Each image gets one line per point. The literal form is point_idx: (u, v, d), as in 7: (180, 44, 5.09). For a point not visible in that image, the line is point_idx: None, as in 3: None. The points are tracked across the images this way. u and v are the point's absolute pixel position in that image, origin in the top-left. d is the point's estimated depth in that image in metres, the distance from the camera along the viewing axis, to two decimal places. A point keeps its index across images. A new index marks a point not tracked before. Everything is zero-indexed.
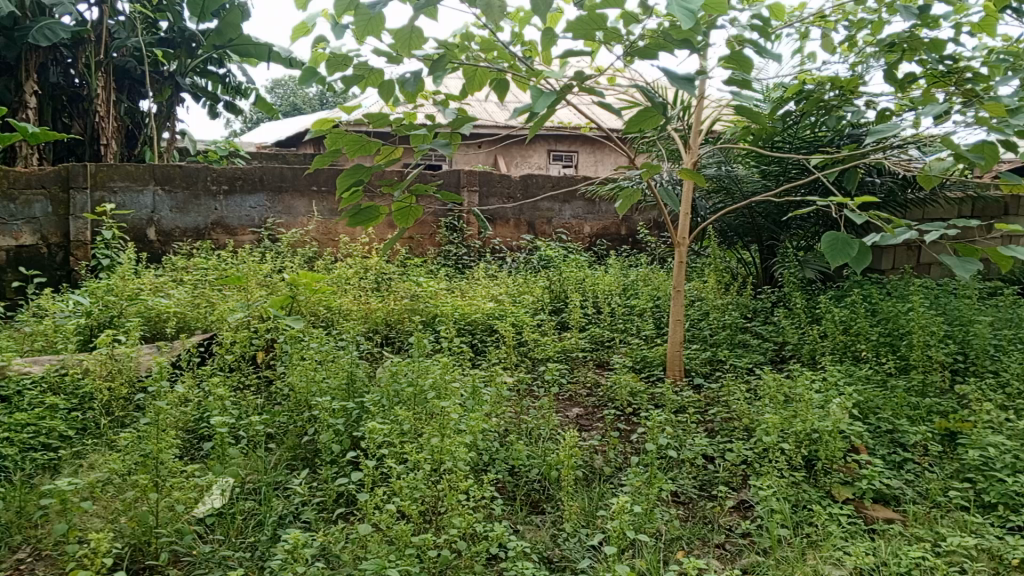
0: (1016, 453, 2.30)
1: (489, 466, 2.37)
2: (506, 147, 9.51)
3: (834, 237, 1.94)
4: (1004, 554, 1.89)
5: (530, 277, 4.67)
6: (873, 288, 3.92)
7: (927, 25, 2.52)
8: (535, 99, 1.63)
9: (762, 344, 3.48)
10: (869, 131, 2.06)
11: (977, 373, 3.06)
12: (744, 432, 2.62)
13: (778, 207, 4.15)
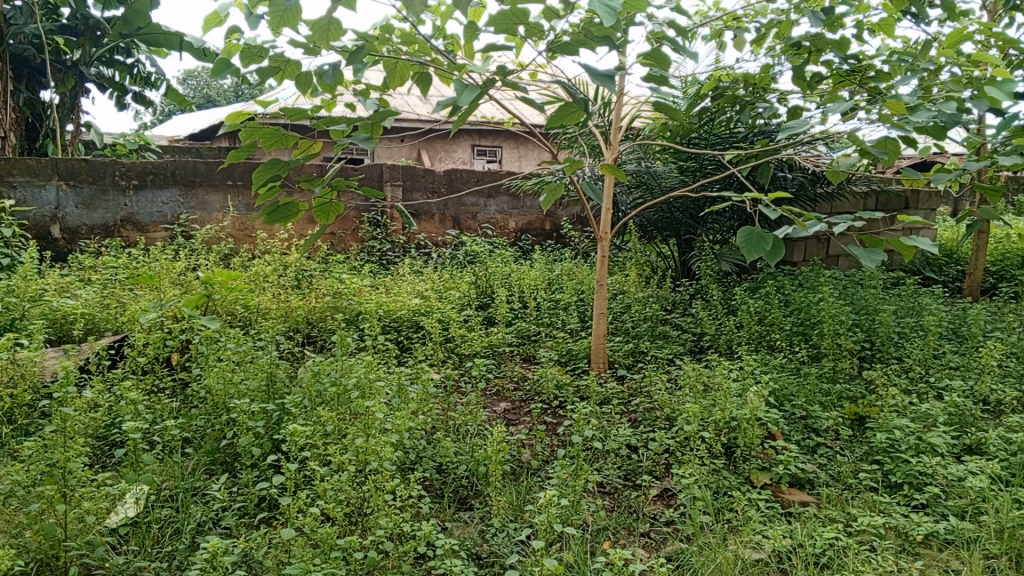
0: (919, 435, 2.42)
1: (416, 464, 2.35)
2: (429, 142, 9.43)
3: (749, 231, 2.00)
4: (909, 531, 1.99)
5: (455, 272, 4.64)
6: (786, 280, 4.07)
7: (832, 26, 2.62)
8: (459, 93, 1.62)
9: (682, 336, 3.56)
10: (781, 128, 2.14)
11: (883, 360, 3.22)
12: (666, 422, 2.68)
13: (696, 202, 4.26)
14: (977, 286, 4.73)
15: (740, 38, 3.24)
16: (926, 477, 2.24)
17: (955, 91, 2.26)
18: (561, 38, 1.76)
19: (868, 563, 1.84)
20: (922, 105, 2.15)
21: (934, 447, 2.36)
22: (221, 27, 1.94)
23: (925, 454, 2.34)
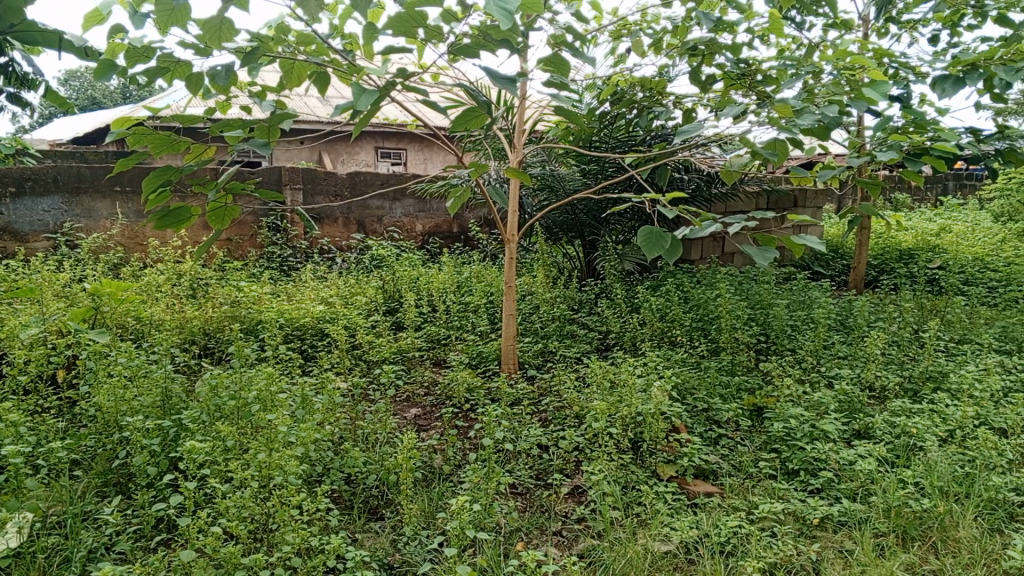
0: (812, 423, 2.54)
1: (324, 476, 2.28)
2: (331, 144, 9.24)
3: (649, 231, 2.04)
4: (806, 515, 2.09)
5: (361, 277, 4.56)
6: (686, 277, 4.20)
7: (723, 32, 2.73)
8: (358, 96, 1.58)
9: (588, 334, 3.62)
10: (677, 131, 2.20)
11: (778, 352, 3.37)
12: (575, 419, 2.71)
13: (598, 203, 4.33)
14: (861, 279, 5.03)
15: (636, 42, 3.32)
16: (820, 462, 2.36)
17: (837, 94, 2.38)
18: (462, 40, 1.75)
19: (769, 548, 1.91)
20: (807, 107, 2.26)
21: (827, 433, 2.48)
22: (103, 26, 1.83)
23: (819, 440, 2.46)
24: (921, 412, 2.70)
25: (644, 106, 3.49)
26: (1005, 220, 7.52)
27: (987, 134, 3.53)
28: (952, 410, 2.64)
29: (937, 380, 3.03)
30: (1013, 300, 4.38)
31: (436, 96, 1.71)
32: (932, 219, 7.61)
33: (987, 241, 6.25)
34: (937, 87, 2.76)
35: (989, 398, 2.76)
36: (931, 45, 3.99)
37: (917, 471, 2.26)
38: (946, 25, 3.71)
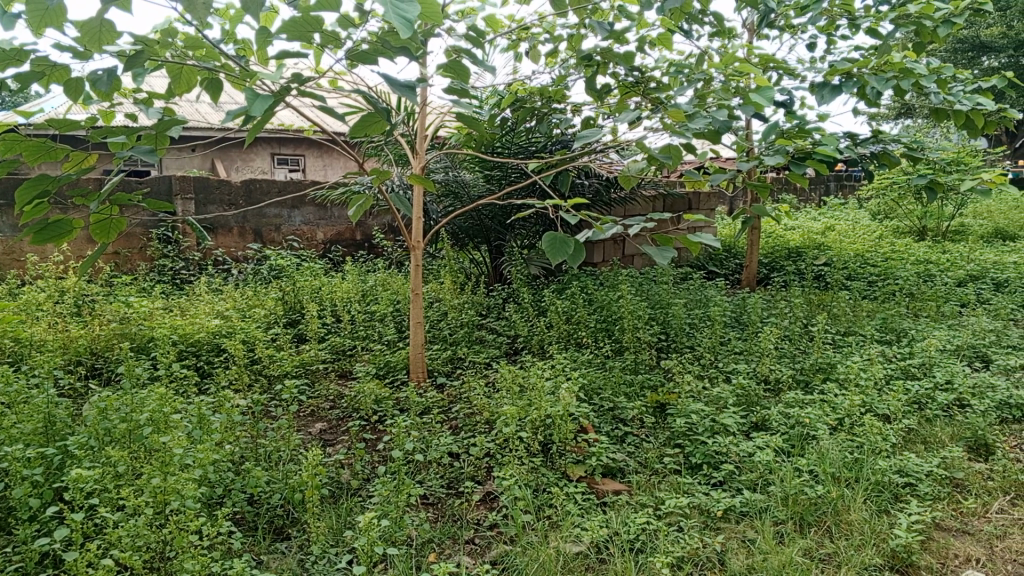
0: (712, 417, 2.64)
1: (225, 498, 2.18)
2: (224, 151, 8.91)
3: (553, 237, 2.04)
4: (710, 508, 2.15)
5: (260, 288, 4.41)
6: (590, 280, 4.27)
7: (618, 41, 2.79)
8: (251, 102, 1.52)
9: (497, 339, 3.62)
10: (576, 137, 2.24)
11: (678, 349, 3.47)
12: (485, 425, 2.70)
13: (502, 209, 4.35)
14: (753, 277, 5.26)
15: (534, 49, 3.36)
16: (721, 455, 2.44)
17: (726, 100, 2.49)
18: (359, 46, 1.72)
19: (677, 543, 1.96)
20: (699, 112, 2.34)
21: (726, 427, 2.58)
22: None
23: (719, 434, 2.55)
24: (812, 402, 2.85)
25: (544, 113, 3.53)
26: (881, 218, 8.04)
27: (862, 138, 3.77)
28: (840, 400, 2.80)
29: (825, 371, 3.20)
30: (890, 293, 4.69)
31: (334, 101, 1.66)
32: (816, 218, 8.06)
33: (865, 238, 6.67)
34: (816, 94, 2.89)
35: (872, 386, 2.93)
36: (809, 52, 4.22)
37: (811, 459, 2.38)
38: (822, 33, 3.94)
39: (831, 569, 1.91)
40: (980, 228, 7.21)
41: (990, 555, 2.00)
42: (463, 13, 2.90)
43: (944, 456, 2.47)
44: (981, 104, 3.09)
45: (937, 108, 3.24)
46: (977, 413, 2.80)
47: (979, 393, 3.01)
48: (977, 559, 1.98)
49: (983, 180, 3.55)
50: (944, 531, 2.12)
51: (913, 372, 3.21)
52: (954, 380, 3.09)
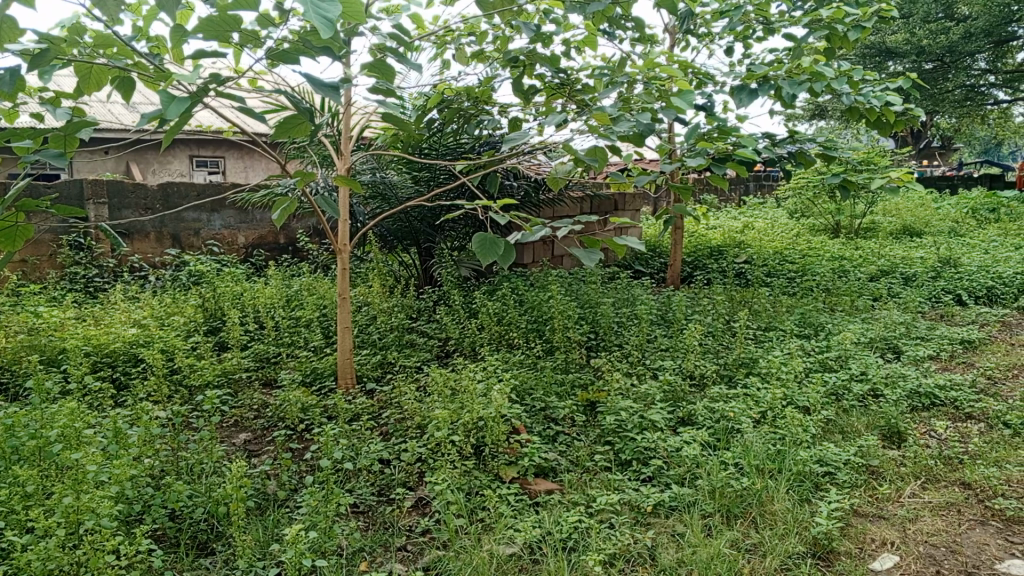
0: (641, 414, 2.69)
1: (144, 515, 2.09)
2: (139, 153, 8.58)
3: (482, 237, 2.02)
4: (640, 503, 2.19)
5: (179, 295, 4.25)
6: (520, 281, 4.28)
7: (543, 43, 2.80)
8: (166, 105, 1.47)
9: (427, 342, 3.59)
10: (504, 140, 2.25)
11: (607, 347, 3.51)
12: (417, 430, 2.66)
13: (431, 211, 4.31)
14: (678, 276, 5.38)
15: (459, 50, 3.35)
16: (651, 451, 2.49)
17: (649, 103, 2.53)
18: (280, 46, 1.68)
19: (609, 540, 1.99)
20: (623, 116, 2.38)
21: (654, 423, 2.64)
22: None
23: (648, 430, 2.61)
24: (737, 396, 2.93)
25: (471, 114, 3.53)
26: (797, 217, 8.34)
27: (779, 139, 3.89)
28: (763, 393, 2.89)
29: (748, 366, 3.30)
30: (807, 289, 4.86)
31: (255, 103, 1.62)
32: (736, 218, 8.31)
33: (783, 237, 6.91)
34: (734, 97, 2.96)
35: (792, 379, 3.04)
36: (727, 56, 4.34)
37: (736, 452, 2.44)
38: (739, 38, 4.06)
39: (756, 559, 1.96)
40: (889, 226, 7.56)
41: (904, 538, 2.09)
42: (386, 13, 2.86)
43: (861, 445, 2.57)
44: (888, 106, 3.24)
45: (848, 110, 3.38)
46: (889, 402, 2.93)
47: (891, 383, 3.15)
48: (891, 542, 2.06)
49: (891, 179, 3.72)
50: (862, 517, 2.21)
51: (830, 365, 3.34)
52: (868, 372, 3.23)
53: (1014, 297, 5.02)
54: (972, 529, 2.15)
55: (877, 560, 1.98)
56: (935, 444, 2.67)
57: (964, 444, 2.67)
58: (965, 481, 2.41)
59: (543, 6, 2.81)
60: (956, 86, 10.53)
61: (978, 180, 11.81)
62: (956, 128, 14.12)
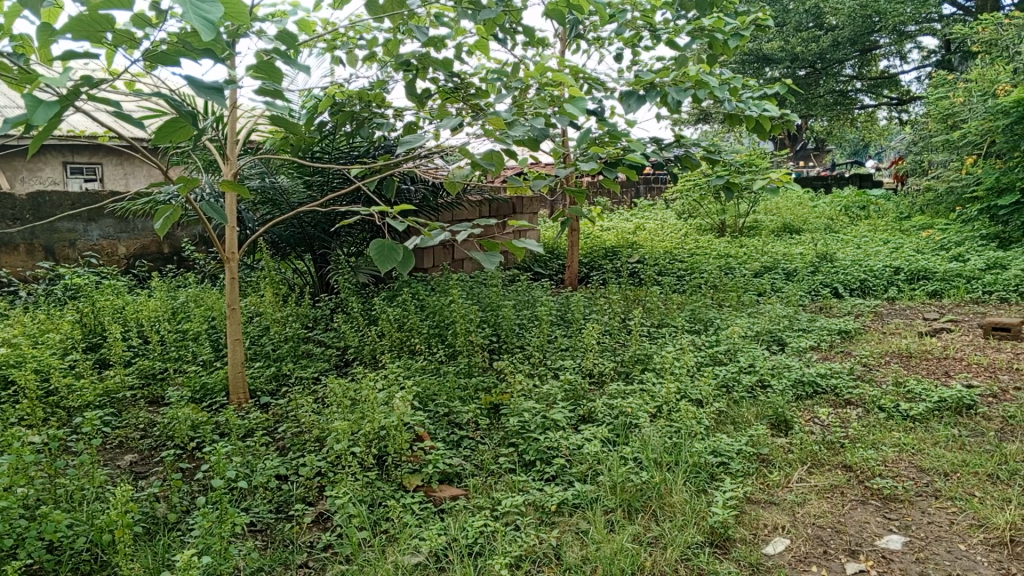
0: (543, 414, 2.72)
1: (17, 550, 1.93)
2: (5, 159, 7.97)
3: (380, 244, 1.97)
4: (544, 503, 2.20)
5: (53, 311, 3.97)
6: (420, 286, 4.25)
7: (435, 47, 2.76)
8: (33, 111, 1.36)
9: (324, 352, 3.49)
10: (399, 144, 2.22)
11: (509, 349, 3.53)
12: (316, 443, 2.58)
13: (326, 216, 4.22)
14: (575, 277, 5.48)
15: (350, 52, 3.28)
16: (553, 451, 2.51)
17: (542, 108, 2.56)
18: (158, 47, 1.59)
19: (514, 542, 2.00)
20: (517, 121, 2.39)
21: (556, 422, 2.68)
22: None
23: (551, 430, 2.64)
24: (634, 392, 3.01)
25: (363, 118, 3.47)
26: (686, 217, 8.66)
27: (667, 143, 4.02)
28: (658, 388, 2.98)
29: (644, 362, 3.40)
30: (697, 286, 5.06)
31: (132, 107, 1.53)
32: (629, 219, 8.56)
33: (673, 237, 7.16)
34: (623, 102, 3.02)
35: (685, 373, 3.16)
36: (616, 62, 4.45)
37: (635, 447, 2.50)
38: (627, 45, 4.17)
39: (657, 551, 2.01)
40: (770, 225, 7.97)
41: (793, 521, 2.20)
42: (272, 16, 2.76)
43: (751, 435, 2.70)
44: (767, 110, 3.41)
45: (729, 116, 3.53)
46: (776, 392, 3.09)
47: (777, 374, 3.33)
48: (782, 526, 2.17)
49: (771, 181, 3.91)
50: (754, 503, 2.31)
51: (720, 358, 3.48)
52: (756, 364, 3.40)
53: (883, 289, 5.39)
54: (854, 508, 2.29)
55: (770, 544, 2.08)
56: (818, 430, 2.82)
57: (845, 428, 2.84)
58: (846, 463, 2.56)
59: (435, 10, 2.79)
60: (826, 91, 11.41)
61: (848, 180, 12.63)
62: (828, 130, 15.04)
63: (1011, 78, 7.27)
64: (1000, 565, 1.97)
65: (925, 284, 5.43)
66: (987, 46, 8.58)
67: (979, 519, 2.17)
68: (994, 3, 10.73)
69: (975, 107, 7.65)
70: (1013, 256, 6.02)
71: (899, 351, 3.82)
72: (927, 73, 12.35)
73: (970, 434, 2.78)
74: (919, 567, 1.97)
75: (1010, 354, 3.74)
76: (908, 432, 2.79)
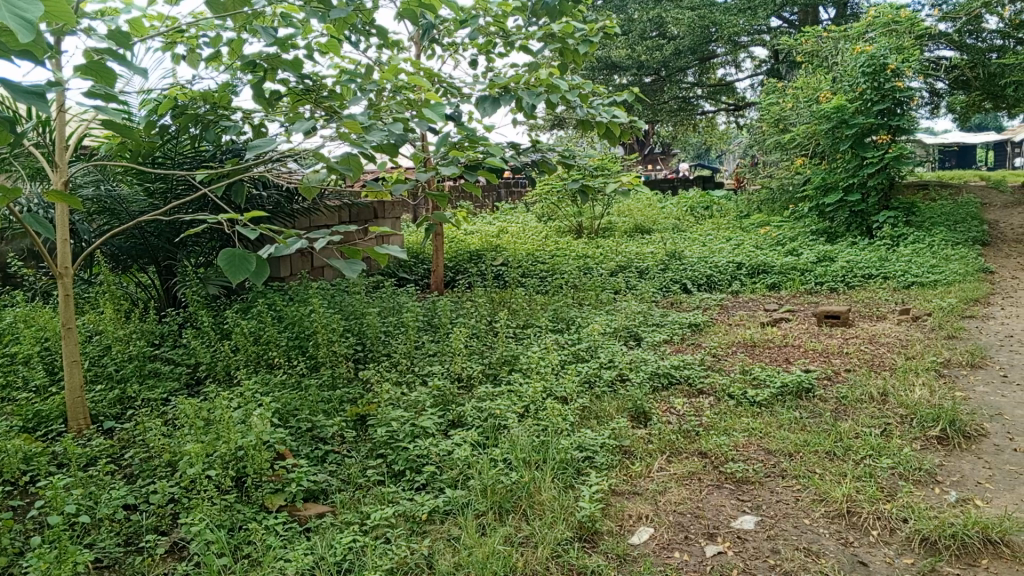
0: (412, 422, 2.69)
1: None
2: None
3: (230, 253, 1.81)
4: (415, 513, 2.17)
5: None
6: (277, 297, 4.08)
7: (284, 46, 2.61)
8: None
9: (174, 370, 3.28)
10: (248, 147, 2.10)
11: (374, 358, 3.47)
12: (167, 468, 2.42)
13: (170, 225, 3.97)
14: (441, 282, 5.47)
15: (192, 52, 3.11)
16: (423, 459, 2.49)
17: (400, 112, 2.51)
18: None
19: (385, 555, 1.96)
20: (374, 124, 2.34)
21: (425, 430, 2.66)
22: None
23: (420, 437, 2.62)
24: (502, 394, 3.04)
25: (209, 121, 3.30)
26: (545, 219, 8.86)
27: (524, 148, 4.09)
28: (525, 388, 3.03)
29: (510, 363, 3.45)
30: (558, 286, 5.18)
31: None
32: (491, 222, 8.64)
33: (534, 239, 7.31)
34: (480, 106, 3.01)
35: (550, 372, 3.23)
36: (472, 68, 4.48)
37: (504, 448, 2.53)
38: (482, 51, 4.21)
39: (529, 550, 2.03)
40: (623, 225, 8.31)
41: (656, 510, 2.30)
42: (101, 12, 2.55)
43: (614, 427, 2.80)
44: (617, 117, 3.55)
45: (582, 122, 3.64)
46: (635, 385, 3.22)
47: (635, 367, 3.47)
48: (646, 515, 2.25)
49: (623, 183, 4.07)
50: (619, 495, 2.39)
51: (582, 355, 3.58)
52: (615, 359, 3.53)
53: (728, 283, 5.75)
54: (710, 493, 2.42)
55: (635, 534, 2.16)
56: (675, 420, 2.96)
57: (698, 417, 3.00)
58: (701, 450, 2.70)
59: (281, 10, 2.66)
60: (670, 97, 12.19)
61: (693, 182, 13.39)
62: (672, 134, 15.86)
63: (831, 87, 7.96)
64: (840, 535, 2.14)
65: (765, 278, 5.84)
66: (809, 56, 9.35)
67: (820, 494, 2.36)
68: (813, 16, 11.77)
69: (802, 112, 8.31)
70: (839, 250, 6.60)
71: (744, 341, 4.09)
72: (759, 81, 13.29)
73: (809, 415, 3.01)
74: (770, 544, 2.11)
75: (840, 340, 4.09)
76: (755, 416, 2.98)
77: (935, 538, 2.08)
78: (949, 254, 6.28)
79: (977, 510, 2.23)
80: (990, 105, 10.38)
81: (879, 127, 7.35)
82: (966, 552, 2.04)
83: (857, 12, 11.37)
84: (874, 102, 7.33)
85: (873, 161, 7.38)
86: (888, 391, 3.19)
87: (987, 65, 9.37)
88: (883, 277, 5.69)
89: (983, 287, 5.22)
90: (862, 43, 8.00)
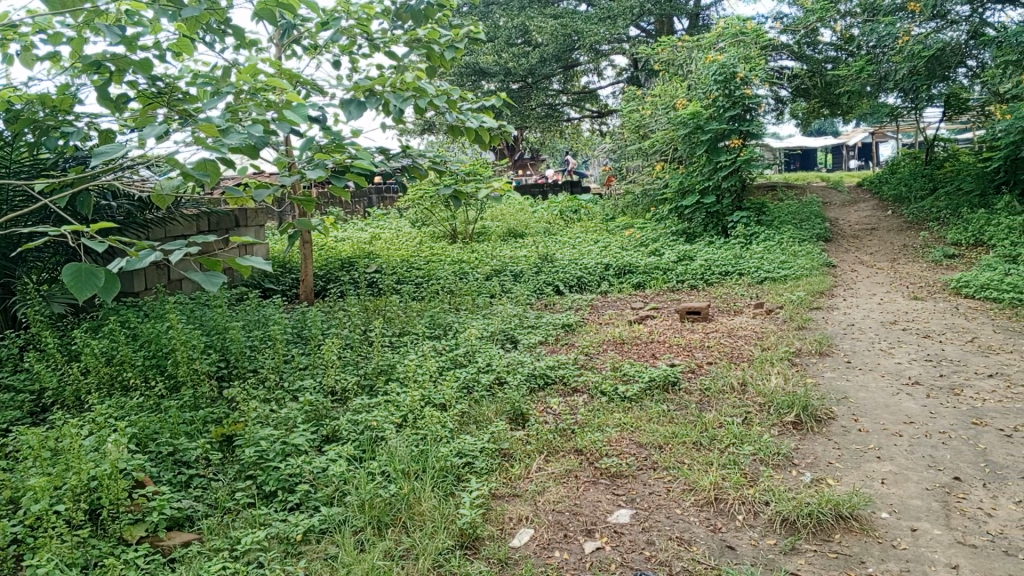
0: (282, 440, 2.59)
1: None
2: None
3: (77, 267, 1.65)
4: (289, 534, 2.09)
5: None
6: (130, 313, 3.83)
7: (130, 45, 2.43)
8: None
9: (14, 398, 3.00)
10: (91, 153, 1.93)
11: (240, 374, 3.31)
12: (8, 505, 2.20)
13: (7, 240, 3.66)
14: (311, 292, 5.30)
15: (27, 51, 2.84)
16: (295, 478, 2.40)
17: (259, 115, 2.38)
18: None
19: None
20: (232, 127, 2.20)
21: (297, 447, 2.57)
22: None
23: (291, 456, 2.52)
24: (378, 405, 2.98)
25: (49, 127, 3.02)
26: (418, 225, 8.81)
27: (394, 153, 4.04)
28: (402, 398, 2.99)
29: (387, 372, 3.39)
30: (433, 292, 5.16)
31: None
32: (363, 229, 8.50)
33: (407, 245, 7.25)
34: (345, 108, 2.91)
35: (428, 380, 3.21)
36: (335, 70, 4.38)
37: (381, 461, 2.48)
38: (345, 52, 4.12)
39: (410, 563, 2.00)
40: (496, 229, 8.40)
41: (535, 510, 2.32)
42: None
43: (493, 432, 2.81)
44: (485, 122, 3.57)
45: (451, 126, 3.63)
46: (512, 388, 3.26)
47: (512, 370, 3.51)
48: (526, 517, 2.28)
49: (494, 188, 4.10)
50: (499, 498, 2.40)
51: (460, 360, 3.58)
52: (492, 363, 3.55)
53: (597, 284, 5.93)
54: (588, 489, 2.48)
55: (516, 536, 2.18)
56: (551, 419, 3.02)
57: (573, 415, 3.07)
58: (577, 448, 2.76)
59: (126, 7, 2.48)
60: (538, 104, 12.44)
61: (562, 186, 13.71)
62: (541, 141, 16.20)
63: (687, 94, 8.37)
64: (708, 522, 2.25)
65: (632, 277, 6.07)
66: (666, 65, 9.80)
67: (689, 483, 2.46)
68: (668, 27, 12.47)
69: (660, 118, 8.70)
70: (698, 249, 6.96)
71: (614, 339, 4.22)
72: (621, 88, 13.80)
73: (676, 407, 3.14)
74: (645, 535, 2.19)
75: (702, 334, 4.31)
76: (626, 412, 3.09)
77: (794, 518, 2.22)
78: (797, 250, 6.76)
79: (829, 488, 2.41)
80: (828, 112, 11.27)
81: (730, 132, 7.80)
82: (821, 528, 2.19)
83: (708, 24, 12.04)
84: (726, 108, 7.76)
85: (727, 164, 7.82)
86: (747, 380, 3.39)
87: (824, 75, 10.16)
88: (740, 273, 6.04)
89: (828, 281, 5.65)
90: (713, 52, 8.47)
